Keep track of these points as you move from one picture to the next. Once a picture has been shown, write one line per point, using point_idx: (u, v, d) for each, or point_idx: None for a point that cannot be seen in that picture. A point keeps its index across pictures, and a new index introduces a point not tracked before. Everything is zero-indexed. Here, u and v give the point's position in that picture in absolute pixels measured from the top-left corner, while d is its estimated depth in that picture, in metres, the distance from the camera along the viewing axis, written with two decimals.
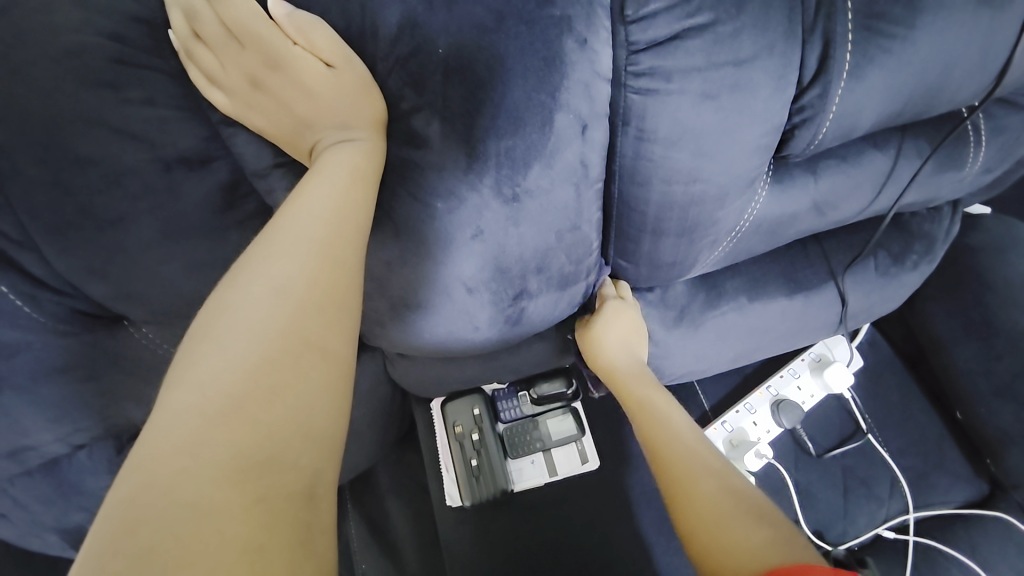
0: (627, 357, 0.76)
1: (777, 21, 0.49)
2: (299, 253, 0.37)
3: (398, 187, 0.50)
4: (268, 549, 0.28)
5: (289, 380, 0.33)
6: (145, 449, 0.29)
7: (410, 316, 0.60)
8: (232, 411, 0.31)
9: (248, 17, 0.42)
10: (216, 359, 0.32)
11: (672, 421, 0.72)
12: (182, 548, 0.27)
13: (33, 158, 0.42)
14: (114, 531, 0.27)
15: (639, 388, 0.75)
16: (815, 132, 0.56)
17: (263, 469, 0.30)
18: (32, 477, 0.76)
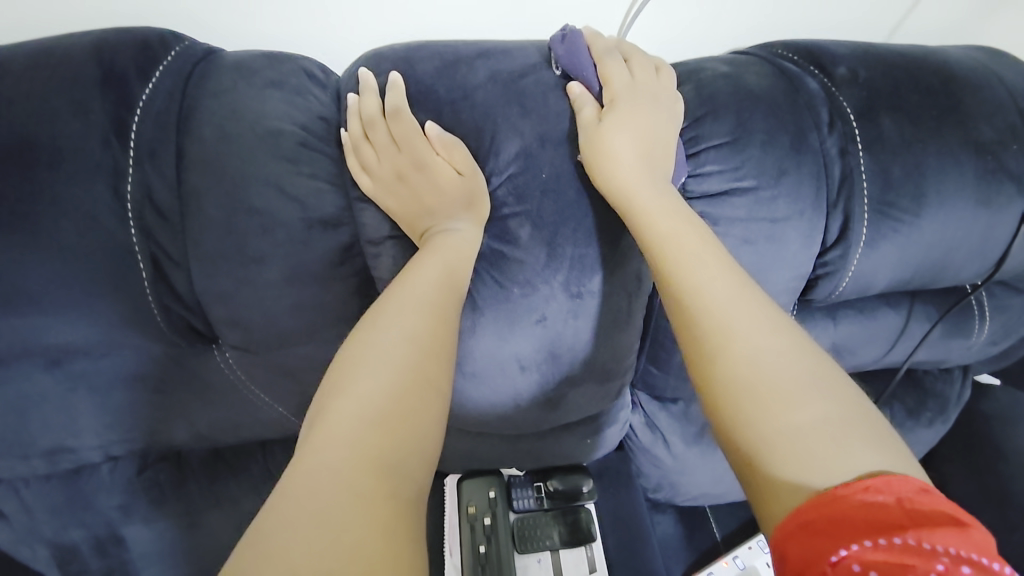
0: (645, 137, 0.54)
1: (807, 193, 0.61)
2: (421, 309, 0.47)
3: (484, 271, 0.59)
4: (393, 538, 0.35)
5: (407, 404, 0.41)
6: (315, 442, 0.38)
7: (461, 385, 0.66)
8: (377, 423, 0.39)
9: (409, 129, 0.55)
10: (363, 381, 0.41)
11: (773, 347, 0.43)
12: (336, 522, 0.34)
13: (216, 202, 0.53)
14: (294, 499, 0.35)
15: (665, 212, 0.51)
16: (835, 284, 0.66)
17: (386, 472, 0.37)
18: (50, 482, 0.77)
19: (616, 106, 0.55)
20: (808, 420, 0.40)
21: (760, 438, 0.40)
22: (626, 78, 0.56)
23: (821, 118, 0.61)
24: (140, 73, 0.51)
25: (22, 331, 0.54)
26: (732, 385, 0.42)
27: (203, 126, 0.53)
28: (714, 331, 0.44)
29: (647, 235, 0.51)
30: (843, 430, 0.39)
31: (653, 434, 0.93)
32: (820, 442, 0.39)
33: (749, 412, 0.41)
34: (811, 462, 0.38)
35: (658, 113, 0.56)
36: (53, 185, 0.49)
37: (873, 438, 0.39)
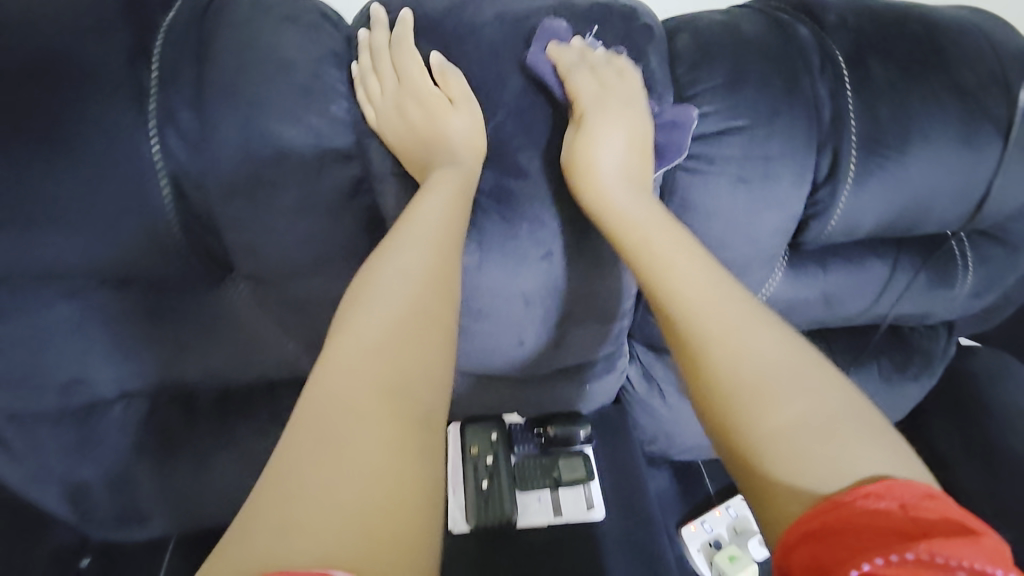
0: (621, 147, 0.58)
1: (799, 132, 0.64)
2: (424, 249, 0.49)
3: (492, 207, 0.63)
4: (405, 467, 0.39)
5: (412, 354, 0.44)
6: (325, 380, 0.42)
7: (471, 320, 0.73)
8: (384, 364, 0.42)
9: (412, 61, 0.58)
10: (368, 323, 0.44)
11: (759, 346, 0.46)
12: (353, 460, 0.38)
13: (235, 126, 0.55)
14: (311, 436, 0.39)
15: (651, 221, 0.55)
16: (824, 225, 0.70)
17: (394, 411, 0.41)
18: (62, 422, 0.78)
19: (586, 128, 0.58)
20: (795, 417, 0.43)
21: (755, 439, 0.43)
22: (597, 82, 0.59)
23: (812, 63, 0.64)
24: (164, 2, 0.54)
25: (49, 250, 0.57)
26: (723, 392, 0.45)
27: (222, 53, 0.55)
28: (705, 338, 0.47)
29: (634, 243, 0.54)
30: (825, 424, 0.43)
31: (648, 384, 0.96)
32: (806, 440, 0.42)
33: (742, 414, 0.44)
34: (807, 463, 0.42)
35: (631, 116, 0.59)
36: (82, 101, 0.51)
37: (860, 432, 0.43)
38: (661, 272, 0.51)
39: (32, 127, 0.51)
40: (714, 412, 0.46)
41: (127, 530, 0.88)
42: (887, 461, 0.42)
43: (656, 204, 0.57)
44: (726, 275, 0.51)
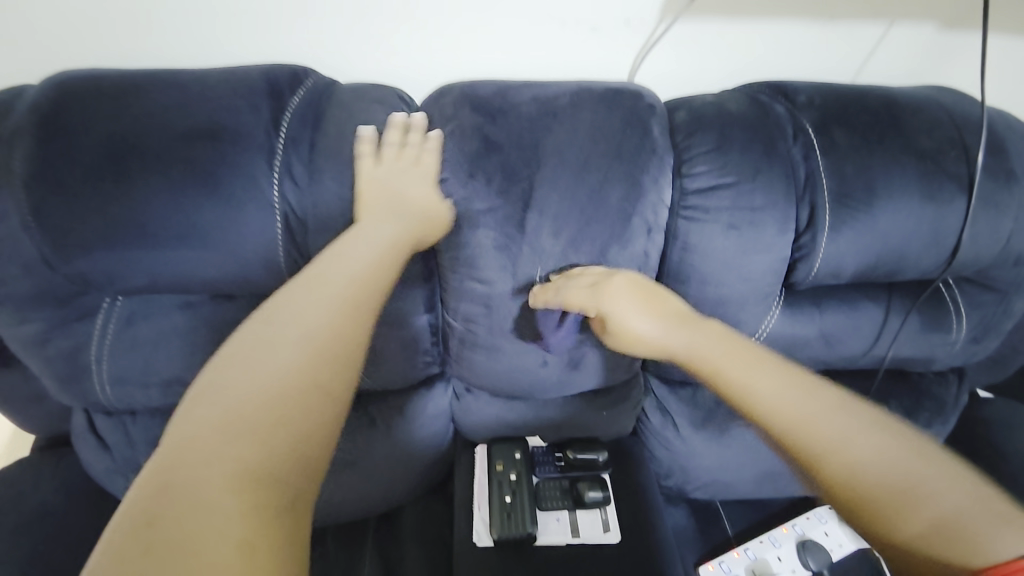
0: (637, 314, 0.71)
1: (780, 187, 0.77)
2: (321, 305, 0.54)
3: (524, 244, 0.78)
4: (251, 507, 0.42)
5: (290, 402, 0.47)
6: (194, 423, 0.45)
7: (502, 341, 0.86)
8: (257, 412, 0.46)
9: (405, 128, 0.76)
10: (248, 375, 0.49)
11: (862, 453, 0.55)
12: (197, 500, 0.41)
13: (334, 177, 0.73)
14: (164, 478, 0.42)
15: (729, 350, 0.65)
16: (810, 266, 0.80)
17: (260, 458, 0.44)
18: (154, 417, 0.94)
19: (605, 318, 0.72)
20: (925, 518, 0.52)
21: (907, 541, 0.51)
22: (588, 301, 0.72)
23: (787, 132, 0.79)
24: (291, 88, 0.74)
25: (181, 265, 0.73)
26: (853, 494, 0.54)
27: (329, 126, 0.74)
28: (823, 453, 0.55)
29: (714, 370, 0.64)
30: (920, 486, 0.53)
31: (663, 417, 1.03)
32: (916, 509, 0.52)
33: (887, 509, 0.53)
34: (947, 550, 0.50)
35: (623, 288, 0.72)
36: (230, 158, 0.69)
37: (973, 509, 0.52)
38: (752, 389, 0.60)
39: (191, 174, 0.69)
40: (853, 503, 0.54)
41: None
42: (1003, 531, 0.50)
43: (703, 325, 0.69)
44: (810, 386, 0.61)
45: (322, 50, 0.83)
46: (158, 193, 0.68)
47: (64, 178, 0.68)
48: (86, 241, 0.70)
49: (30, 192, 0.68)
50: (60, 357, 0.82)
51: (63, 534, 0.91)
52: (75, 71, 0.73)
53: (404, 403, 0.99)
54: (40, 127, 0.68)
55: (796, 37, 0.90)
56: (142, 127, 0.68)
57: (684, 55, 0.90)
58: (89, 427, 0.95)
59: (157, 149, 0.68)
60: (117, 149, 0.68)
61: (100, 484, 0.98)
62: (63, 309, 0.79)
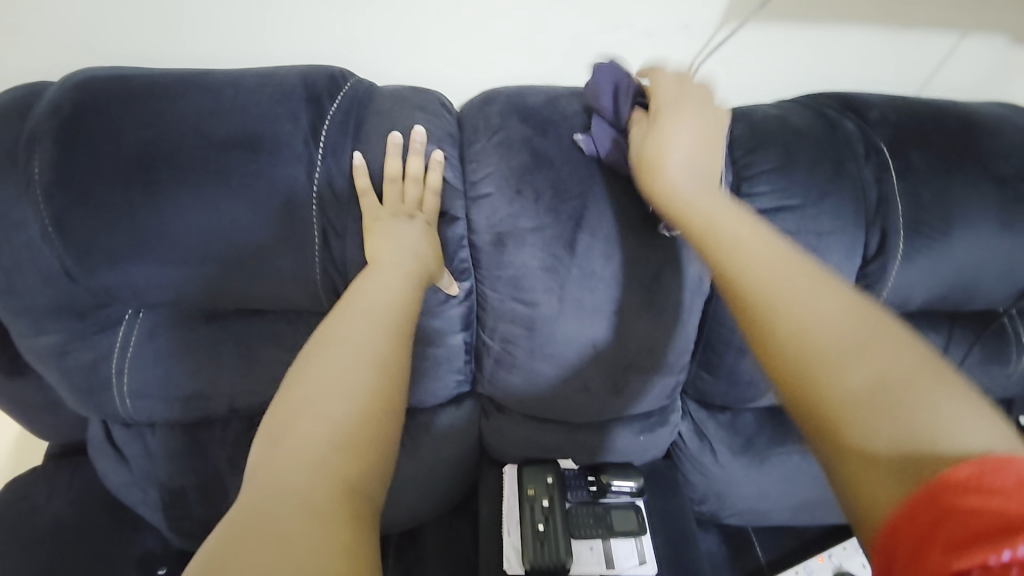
0: (691, 140, 0.61)
1: (848, 212, 0.72)
2: (377, 321, 0.55)
3: (573, 266, 0.74)
4: (342, 518, 0.42)
5: (360, 415, 0.48)
6: (276, 437, 0.46)
7: (542, 365, 0.82)
8: (330, 425, 0.47)
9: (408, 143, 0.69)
10: (317, 386, 0.49)
11: (817, 309, 0.45)
12: (290, 514, 0.41)
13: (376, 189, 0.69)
14: (255, 493, 0.42)
15: (713, 209, 0.55)
16: (876, 296, 0.75)
17: (342, 474, 0.44)
18: (173, 430, 0.89)
19: (660, 111, 0.63)
20: (863, 377, 0.41)
21: (835, 398, 0.41)
22: (672, 93, 0.64)
23: (858, 152, 0.73)
24: (329, 94, 0.69)
25: (216, 280, 0.70)
26: (799, 359, 0.43)
27: (370, 134, 0.70)
28: (766, 305, 0.46)
29: (693, 219, 0.55)
30: (905, 381, 0.40)
31: (701, 442, 0.99)
32: (883, 398, 0.39)
33: (824, 379, 0.42)
34: (880, 424, 0.38)
35: (699, 116, 0.63)
36: (267, 170, 0.66)
37: (936, 394, 0.39)
38: (729, 241, 0.52)
39: (226, 188, 0.65)
40: (793, 372, 0.43)
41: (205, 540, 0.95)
42: (985, 434, 0.36)
43: (719, 195, 0.58)
44: (803, 259, 0.50)
45: (358, 50, 0.78)
46: (192, 207, 0.65)
47: (94, 188, 0.64)
48: (112, 254, 0.66)
49: (54, 201, 0.64)
50: (78, 370, 0.78)
51: (78, 551, 0.87)
52: (98, 70, 0.69)
53: (433, 421, 0.94)
54: (66, 133, 0.64)
55: (861, 47, 0.84)
56: (177, 136, 0.65)
57: (742, 64, 0.84)
58: (106, 437, 0.90)
59: (193, 160, 0.65)
60: (150, 158, 0.64)
61: (116, 496, 0.94)
62: (83, 322, 0.75)
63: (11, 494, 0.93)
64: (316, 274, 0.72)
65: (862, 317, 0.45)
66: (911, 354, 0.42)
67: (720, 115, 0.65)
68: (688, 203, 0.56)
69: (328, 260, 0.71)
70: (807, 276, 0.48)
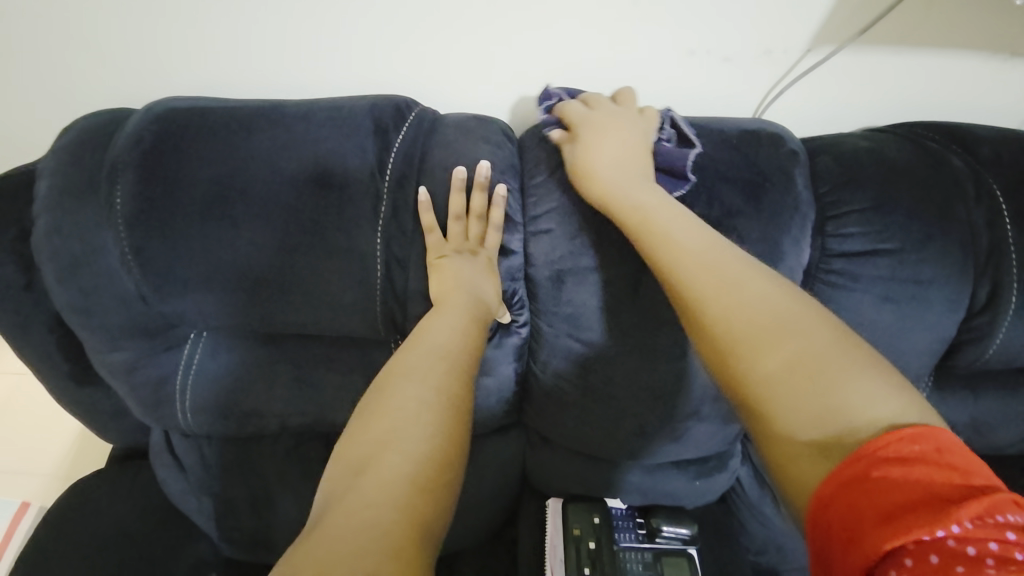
0: (616, 148, 0.63)
1: (954, 260, 0.65)
2: (446, 363, 0.58)
3: (637, 306, 0.70)
4: (418, 559, 0.43)
5: (433, 456, 0.50)
6: (356, 472, 0.49)
7: (596, 404, 0.79)
8: (407, 463, 0.49)
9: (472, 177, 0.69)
10: (392, 424, 0.52)
11: (735, 294, 0.47)
12: (370, 549, 0.42)
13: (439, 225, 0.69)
14: (335, 526, 0.44)
15: (643, 203, 0.58)
16: (980, 351, 0.68)
17: (416, 513, 0.46)
18: (227, 444, 0.91)
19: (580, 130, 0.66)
20: (781, 356, 0.43)
21: (756, 378, 0.43)
22: (595, 108, 0.67)
23: (967, 192, 0.66)
24: (395, 125, 0.69)
25: (278, 308, 0.71)
26: (726, 340, 0.45)
27: (434, 167, 0.69)
28: (698, 289, 0.48)
29: (632, 211, 0.58)
30: (828, 361, 0.42)
31: (762, 490, 0.93)
32: (802, 377, 0.41)
33: (747, 359, 0.43)
34: (800, 402, 0.40)
35: (624, 128, 0.65)
36: (334, 205, 0.66)
37: (857, 371, 0.41)
38: (661, 227, 0.55)
39: (295, 221, 0.66)
40: (721, 354, 0.45)
41: (253, 550, 0.97)
42: (894, 404, 0.39)
43: (651, 186, 0.61)
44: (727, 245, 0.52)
45: (420, 79, 0.77)
46: (260, 238, 0.66)
47: (169, 217, 0.66)
48: (184, 281, 0.68)
49: (133, 229, 0.67)
50: (146, 387, 0.80)
51: (139, 556, 0.91)
52: (176, 100, 0.71)
53: (478, 451, 0.91)
54: (145, 164, 0.67)
55: (962, 74, 0.76)
56: (247, 167, 0.66)
57: (826, 91, 0.78)
58: (167, 446, 0.93)
59: (262, 191, 0.66)
60: (221, 188, 0.66)
61: (173, 502, 0.98)
62: (152, 341, 0.77)
63: (79, 494, 0.98)
64: (375, 304, 0.71)
65: (784, 294, 0.47)
66: (824, 329, 0.44)
67: (645, 121, 0.67)
68: (620, 203, 0.59)
69: (388, 292, 0.71)
70: (734, 257, 0.50)
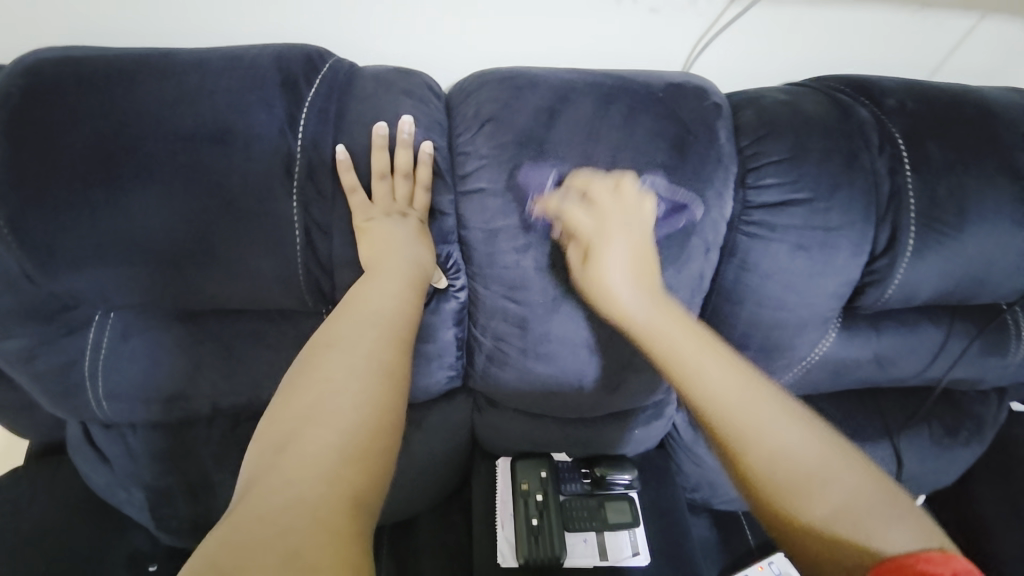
0: (625, 260, 0.65)
1: (859, 207, 0.69)
2: (376, 332, 0.56)
3: (569, 264, 0.71)
4: (344, 527, 0.42)
5: (363, 424, 0.49)
6: (280, 447, 0.47)
7: (535, 363, 0.79)
8: (334, 434, 0.48)
9: (395, 132, 0.65)
10: (319, 396, 0.50)
11: (791, 448, 0.50)
12: (291, 524, 0.41)
13: (360, 186, 0.66)
14: (256, 503, 0.43)
15: (679, 329, 0.60)
16: (882, 292, 0.74)
17: (343, 484, 0.45)
18: (155, 431, 0.85)
19: (592, 271, 0.65)
20: (830, 511, 0.47)
21: (800, 523, 0.47)
22: (597, 219, 0.65)
23: (872, 142, 0.70)
24: (306, 77, 0.64)
25: (190, 283, 0.66)
26: (775, 482, 0.49)
27: (351, 124, 0.65)
28: (741, 436, 0.51)
29: (646, 333, 0.61)
30: (862, 500, 0.47)
31: (696, 433, 0.99)
32: (845, 518, 0.46)
33: (790, 500, 0.48)
34: (845, 542, 0.45)
35: (625, 230, 0.65)
36: (241, 167, 0.61)
37: (879, 507, 0.47)
38: (687, 369, 0.56)
39: (196, 186, 0.61)
40: (768, 492, 0.49)
41: (194, 537, 0.93)
42: (914, 531, 0.45)
43: (664, 299, 0.64)
44: (738, 361, 0.57)
45: (335, 28, 0.71)
46: (160, 206, 0.61)
47: (48, 186, 0.59)
48: (76, 257, 0.62)
49: (6, 202, 0.59)
50: (50, 375, 0.74)
51: (65, 553, 0.86)
52: (47, 50, 0.62)
53: (424, 418, 0.91)
54: (14, 123, 0.58)
55: (875, 27, 0.79)
56: (136, 129, 0.59)
57: (751, 43, 0.78)
58: (86, 438, 0.87)
59: (157, 154, 0.60)
60: (110, 152, 0.59)
61: (100, 495, 0.92)
62: (51, 325, 0.71)
63: None
64: (299, 274, 0.68)
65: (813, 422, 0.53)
66: (865, 472, 0.49)
67: (643, 207, 0.66)
68: (646, 334, 0.61)
69: (311, 260, 0.68)
70: (759, 390, 0.54)
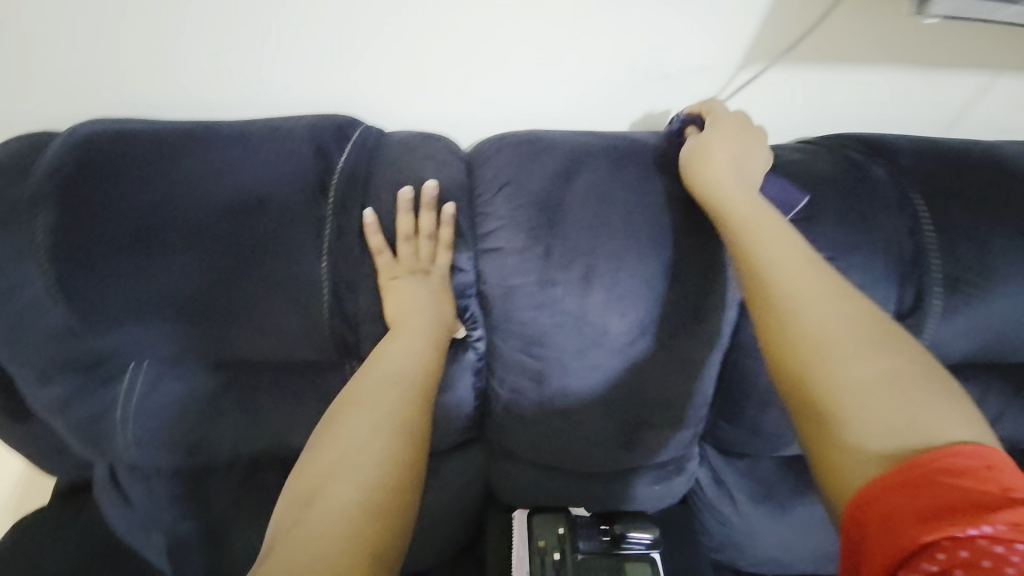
0: (729, 161, 0.63)
1: (880, 266, 0.69)
2: (400, 386, 0.58)
3: (586, 322, 0.71)
4: None
5: (383, 478, 0.49)
6: (303, 501, 0.48)
7: (552, 418, 0.79)
8: (356, 488, 0.48)
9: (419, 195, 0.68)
10: (341, 449, 0.51)
11: (857, 366, 0.46)
12: None
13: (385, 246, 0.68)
14: (278, 558, 0.43)
15: (755, 207, 0.59)
16: None
17: (362, 540, 0.45)
18: (178, 475, 0.87)
19: (693, 171, 0.65)
20: (887, 399, 0.44)
21: (846, 427, 0.44)
22: (719, 120, 0.66)
23: (890, 201, 0.70)
24: (338, 146, 0.68)
25: (222, 337, 0.69)
26: (820, 390, 0.46)
27: (378, 189, 0.69)
28: (793, 358, 0.49)
29: (731, 222, 0.58)
30: (908, 391, 0.45)
31: (720, 490, 0.95)
32: (886, 408, 0.44)
33: (839, 409, 0.45)
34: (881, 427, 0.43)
35: (740, 144, 0.64)
36: (275, 230, 0.65)
37: (930, 398, 0.44)
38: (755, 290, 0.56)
39: (232, 247, 0.64)
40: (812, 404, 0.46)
41: None
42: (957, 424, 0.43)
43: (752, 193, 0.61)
44: None
45: (363, 97, 0.76)
46: (198, 265, 0.64)
47: (97, 247, 0.63)
48: (116, 313, 0.66)
49: (59, 262, 0.64)
50: (84, 422, 0.77)
51: None
52: (102, 122, 0.68)
53: (440, 468, 0.90)
54: (71, 191, 0.64)
55: (886, 86, 0.80)
56: (181, 194, 0.64)
57: (763, 103, 0.80)
58: (112, 480, 0.89)
59: (198, 217, 0.64)
60: (156, 216, 0.64)
61: (121, 539, 0.93)
62: (89, 374, 0.74)
63: (18, 536, 0.92)
64: (324, 329, 0.70)
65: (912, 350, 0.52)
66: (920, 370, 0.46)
67: (754, 133, 0.66)
68: (722, 213, 0.60)
69: (336, 316, 0.70)
70: None
